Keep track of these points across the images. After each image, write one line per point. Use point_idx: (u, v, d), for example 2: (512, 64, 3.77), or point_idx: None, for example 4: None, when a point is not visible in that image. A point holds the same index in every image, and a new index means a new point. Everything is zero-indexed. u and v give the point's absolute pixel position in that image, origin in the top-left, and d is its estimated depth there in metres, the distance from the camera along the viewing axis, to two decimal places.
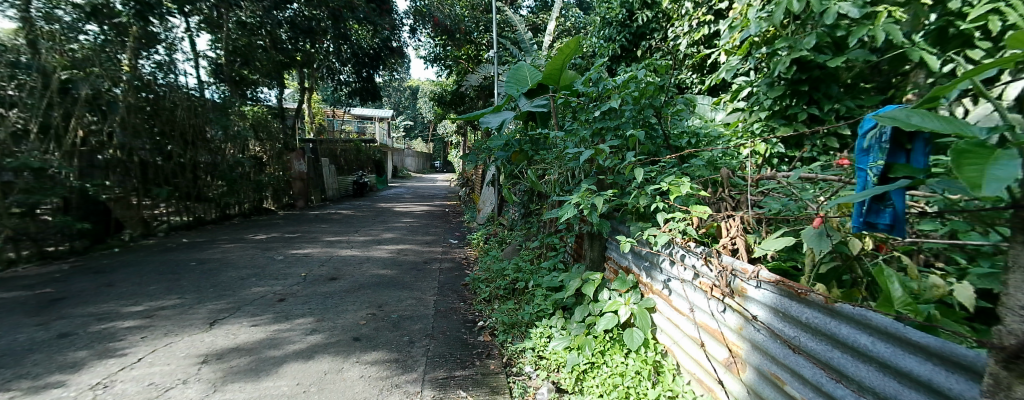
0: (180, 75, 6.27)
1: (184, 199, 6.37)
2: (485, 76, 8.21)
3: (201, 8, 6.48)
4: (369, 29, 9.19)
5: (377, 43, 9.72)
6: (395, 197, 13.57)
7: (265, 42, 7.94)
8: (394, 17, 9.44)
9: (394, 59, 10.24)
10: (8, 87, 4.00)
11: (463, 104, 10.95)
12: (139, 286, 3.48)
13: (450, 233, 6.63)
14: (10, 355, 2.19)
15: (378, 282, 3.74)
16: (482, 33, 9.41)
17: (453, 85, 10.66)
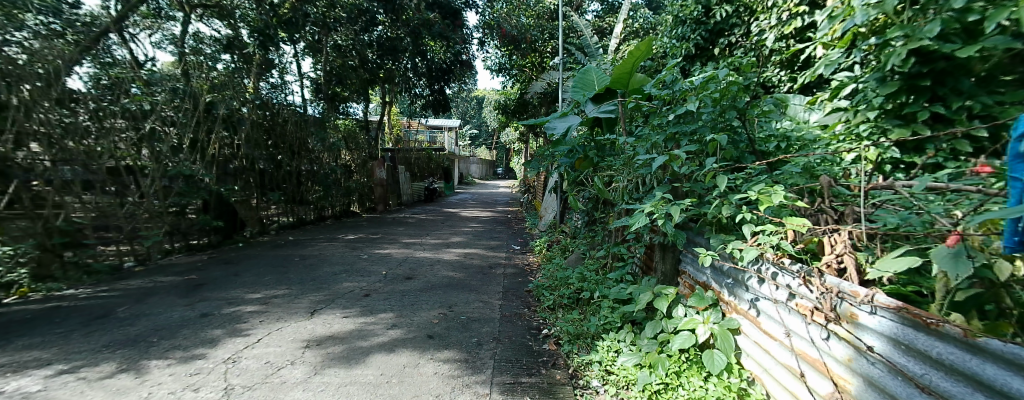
0: (289, 94, 7.30)
1: (290, 202, 7.33)
2: (550, 83, 8.23)
3: (305, 35, 7.56)
4: (443, 45, 9.58)
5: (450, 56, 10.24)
6: (462, 202, 14.18)
7: (354, 62, 8.86)
8: (465, 31, 9.91)
9: (463, 71, 10.76)
10: (170, 109, 4.81)
11: (526, 112, 11.09)
12: (255, 277, 4.08)
13: (513, 239, 6.75)
14: (168, 329, 2.70)
15: (448, 283, 3.95)
16: (547, 40, 9.39)
17: (517, 94, 10.89)
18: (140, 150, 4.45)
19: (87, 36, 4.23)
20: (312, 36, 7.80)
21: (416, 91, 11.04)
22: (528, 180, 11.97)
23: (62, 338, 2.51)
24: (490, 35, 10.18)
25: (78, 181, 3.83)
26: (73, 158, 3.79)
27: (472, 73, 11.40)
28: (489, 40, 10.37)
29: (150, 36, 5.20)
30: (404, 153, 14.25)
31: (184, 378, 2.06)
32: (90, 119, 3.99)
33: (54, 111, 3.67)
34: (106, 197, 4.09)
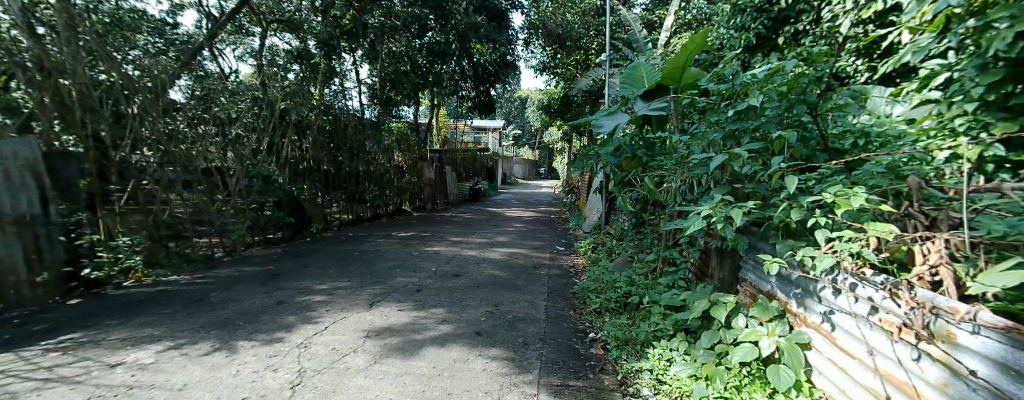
0: (349, 99, 7.82)
1: (349, 201, 7.86)
2: (595, 80, 8.07)
3: (363, 44, 8.06)
4: (490, 47, 9.84)
5: (496, 58, 10.39)
6: (507, 202, 14.36)
7: (407, 68, 9.29)
8: (511, 33, 10.00)
9: (509, 71, 10.89)
10: (251, 117, 5.38)
11: (570, 111, 11.11)
12: (321, 269, 4.43)
13: (558, 239, 6.71)
14: (251, 314, 3.02)
15: (494, 281, 4.03)
16: (593, 37, 9.31)
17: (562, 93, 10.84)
18: (226, 154, 5.01)
19: (186, 53, 4.83)
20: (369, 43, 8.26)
21: (462, 94, 11.39)
22: (572, 180, 11.88)
23: (167, 318, 2.89)
24: (535, 35, 10.16)
25: (179, 180, 4.38)
26: (175, 161, 4.33)
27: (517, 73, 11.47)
28: (535, 40, 10.37)
29: (235, 50, 5.81)
30: (451, 153, 14.66)
31: (265, 359, 2.29)
32: (189, 126, 4.55)
33: (161, 120, 4.21)
34: (199, 194, 4.63)
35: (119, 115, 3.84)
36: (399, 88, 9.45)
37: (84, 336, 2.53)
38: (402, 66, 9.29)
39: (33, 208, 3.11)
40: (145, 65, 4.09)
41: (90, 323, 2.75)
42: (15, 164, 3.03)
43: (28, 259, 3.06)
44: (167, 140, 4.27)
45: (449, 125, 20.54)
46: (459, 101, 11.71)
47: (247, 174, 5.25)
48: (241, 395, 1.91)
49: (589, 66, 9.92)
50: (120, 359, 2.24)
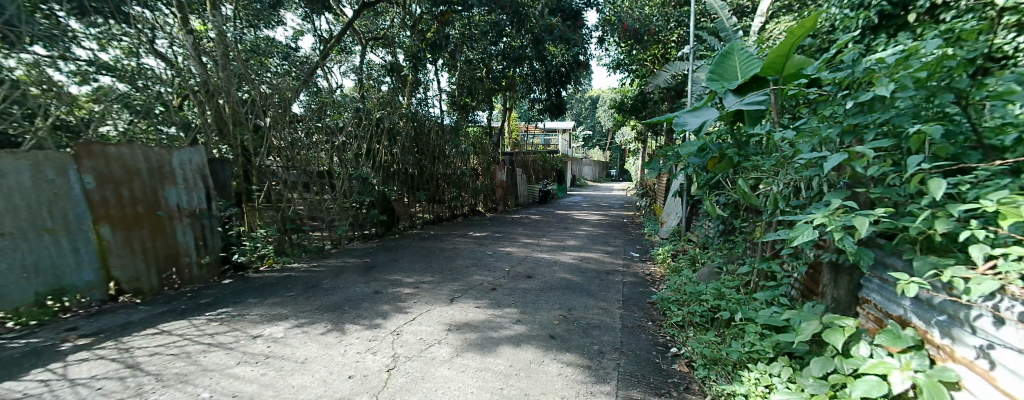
0: (432, 107, 8.38)
1: (431, 201, 8.40)
2: (677, 74, 7.58)
3: (444, 54, 8.54)
4: (563, 48, 9.70)
5: (569, 59, 9.99)
6: (577, 205, 14.18)
7: (482, 74, 9.65)
8: (585, 32, 9.79)
9: (582, 71, 10.64)
10: (356, 125, 6.07)
11: (646, 109, 10.60)
12: (407, 264, 4.81)
13: (632, 245, 6.43)
14: (353, 301, 3.40)
15: (566, 285, 4.01)
16: (673, 30, 8.58)
17: (638, 91, 10.36)
18: (335, 158, 5.69)
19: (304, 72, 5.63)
20: (450, 52, 8.72)
21: (534, 96, 11.44)
22: (648, 182, 11.32)
23: (289, 300, 3.38)
24: (609, 31, 9.78)
25: (301, 182, 5.10)
26: (296, 165, 5.05)
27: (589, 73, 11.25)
28: (610, 38, 10.06)
29: (341, 68, 6.62)
30: (522, 156, 14.86)
31: (365, 342, 2.57)
32: (307, 134, 5.28)
33: (287, 130, 4.94)
34: (315, 194, 5.34)
35: (256, 127, 4.60)
36: (474, 95, 9.76)
37: (231, 311, 3.07)
38: (478, 73, 9.67)
39: (201, 204, 3.87)
40: (278, 84, 4.86)
41: (235, 300, 3.32)
42: (191, 169, 3.78)
43: (197, 245, 3.82)
44: (290, 147, 5.00)
45: (520, 128, 20.78)
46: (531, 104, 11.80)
47: (350, 176, 5.91)
48: (347, 373, 2.16)
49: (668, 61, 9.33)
50: (257, 332, 2.68)
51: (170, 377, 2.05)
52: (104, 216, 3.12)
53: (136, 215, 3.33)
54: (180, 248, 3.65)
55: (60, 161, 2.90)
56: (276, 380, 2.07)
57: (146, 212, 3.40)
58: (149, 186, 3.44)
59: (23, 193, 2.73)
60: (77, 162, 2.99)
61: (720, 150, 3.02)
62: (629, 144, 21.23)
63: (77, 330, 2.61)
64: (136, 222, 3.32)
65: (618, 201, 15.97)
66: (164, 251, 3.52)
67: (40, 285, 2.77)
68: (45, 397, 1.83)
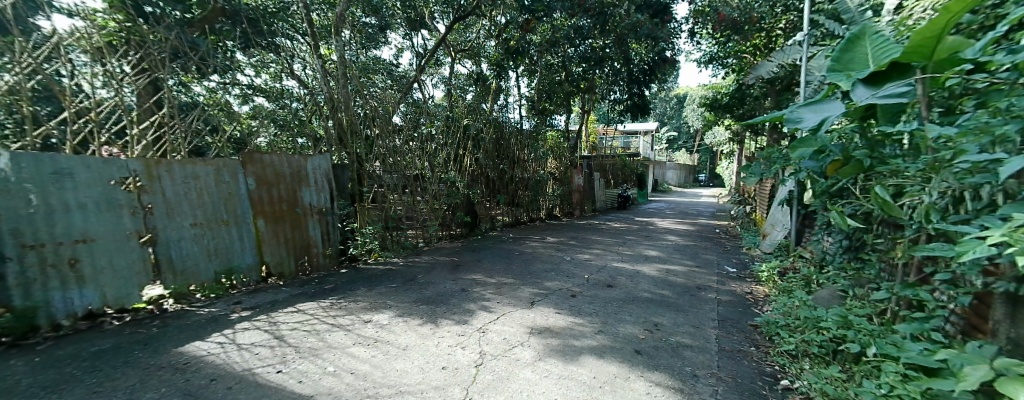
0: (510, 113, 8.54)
1: (510, 204, 8.62)
2: (785, 64, 6.80)
3: (524, 60, 8.69)
4: (649, 45, 8.75)
5: (654, 56, 9.22)
6: (661, 212, 13.36)
7: (562, 78, 9.60)
8: (671, 26, 8.93)
9: (665, 68, 9.71)
10: (445, 132, 6.45)
11: (742, 108, 9.43)
12: (489, 265, 5.00)
13: (725, 259, 5.86)
14: (442, 297, 3.65)
15: (651, 298, 3.80)
16: (780, 16, 7.52)
17: (734, 87, 9.36)
18: (428, 163, 6.10)
19: (401, 86, 6.21)
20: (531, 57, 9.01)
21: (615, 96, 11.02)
22: (746, 189, 10.20)
23: (390, 291, 3.75)
24: (702, 23, 8.82)
25: (400, 185, 5.58)
26: (397, 169, 5.52)
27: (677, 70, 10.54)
28: (700, 31, 9.29)
29: (433, 80, 7.16)
30: (600, 159, 14.47)
31: (456, 337, 2.74)
32: (405, 142, 5.71)
33: (390, 138, 5.42)
34: (411, 196, 5.80)
35: (365, 137, 5.13)
36: (553, 99, 10.11)
37: (345, 297, 3.51)
38: (558, 77, 9.68)
39: (326, 203, 4.49)
40: (384, 97, 5.35)
41: (348, 288, 3.79)
42: (320, 173, 4.41)
43: (323, 238, 4.44)
44: (393, 153, 5.46)
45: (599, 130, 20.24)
46: (613, 107, 11.43)
47: (439, 180, 6.29)
48: (440, 364, 2.33)
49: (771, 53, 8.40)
50: (366, 318, 3.02)
51: (304, 350, 2.41)
52: (260, 212, 3.81)
53: (281, 211, 4.01)
54: (311, 240, 4.29)
55: (233, 167, 3.59)
56: (383, 362, 2.31)
57: (289, 209, 4.07)
58: (291, 188, 4.09)
59: (209, 192, 3.42)
60: (243, 167, 3.68)
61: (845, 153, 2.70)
62: (722, 146, 19.41)
63: (240, 303, 3.22)
64: (281, 217, 3.99)
65: (707, 209, 14.71)
66: (301, 242, 4.17)
67: (219, 266, 3.46)
68: (221, 356, 2.28)
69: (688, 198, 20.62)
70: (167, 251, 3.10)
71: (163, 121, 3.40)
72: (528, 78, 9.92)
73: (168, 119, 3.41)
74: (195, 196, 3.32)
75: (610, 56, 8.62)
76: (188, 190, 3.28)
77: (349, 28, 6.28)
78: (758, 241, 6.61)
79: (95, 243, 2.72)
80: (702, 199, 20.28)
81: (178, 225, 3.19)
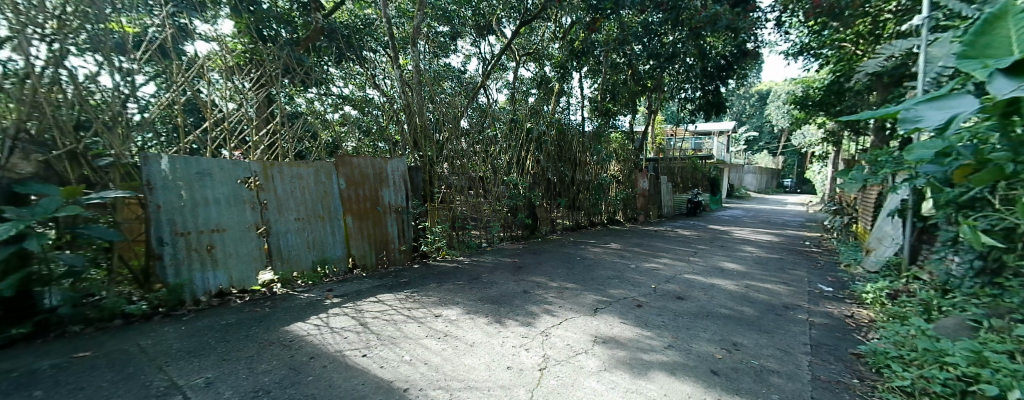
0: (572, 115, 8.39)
1: (571, 208, 8.53)
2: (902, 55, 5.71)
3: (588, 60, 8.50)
4: (730, 36, 8.03)
5: (732, 49, 8.66)
6: (738, 220, 12.30)
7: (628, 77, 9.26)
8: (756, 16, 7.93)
9: (747, 62, 8.88)
10: (509, 136, 6.56)
11: (842, 103, 8.37)
12: (552, 269, 4.99)
13: (817, 276, 5.22)
14: (506, 297, 3.72)
15: (728, 315, 3.52)
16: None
17: (831, 81, 8.28)
18: (492, 165, 6.24)
19: (468, 90, 6.43)
20: (596, 58, 8.88)
21: (685, 95, 10.29)
22: (844, 197, 8.97)
23: (457, 288, 3.91)
24: (792, 10, 7.84)
25: (467, 186, 5.78)
26: (464, 171, 5.72)
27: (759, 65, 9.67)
28: (791, 19, 8.28)
29: (497, 83, 7.31)
30: (668, 162, 13.71)
31: (520, 338, 2.78)
32: (471, 145, 5.90)
33: (458, 141, 5.64)
34: (477, 197, 5.98)
35: (436, 141, 5.43)
36: (618, 99, 9.85)
37: (418, 291, 3.74)
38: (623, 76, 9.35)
39: (403, 202, 4.82)
40: (453, 103, 5.58)
41: (421, 283, 4.04)
42: (398, 174, 4.74)
43: (399, 235, 4.78)
44: (459, 156, 5.65)
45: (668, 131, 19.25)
46: (683, 106, 10.80)
47: (502, 182, 6.39)
48: (505, 363, 2.38)
49: (879, 40, 7.24)
50: (437, 312, 3.20)
51: (384, 338, 2.62)
52: (349, 210, 4.20)
53: (366, 209, 4.38)
54: (389, 236, 4.64)
55: (328, 169, 4.01)
56: (453, 357, 2.43)
57: (372, 207, 4.44)
58: (373, 188, 4.46)
59: (310, 191, 3.86)
60: (336, 169, 4.10)
61: (978, 156, 2.25)
62: (813, 148, 17.36)
63: (332, 291, 3.58)
64: (365, 214, 4.37)
65: (794, 218, 13.23)
66: (380, 238, 4.52)
67: (316, 257, 3.90)
68: (317, 337, 2.56)
69: (771, 206, 18.71)
70: (277, 242, 3.57)
71: (276, 128, 3.91)
72: (592, 79, 9.74)
73: (279, 127, 3.91)
74: (299, 194, 3.77)
75: (682, 51, 7.95)
76: (295, 189, 3.74)
77: (423, 39, 6.73)
78: (861, 258, 5.75)
79: (225, 232, 3.23)
80: (787, 206, 18.29)
81: (286, 219, 3.65)
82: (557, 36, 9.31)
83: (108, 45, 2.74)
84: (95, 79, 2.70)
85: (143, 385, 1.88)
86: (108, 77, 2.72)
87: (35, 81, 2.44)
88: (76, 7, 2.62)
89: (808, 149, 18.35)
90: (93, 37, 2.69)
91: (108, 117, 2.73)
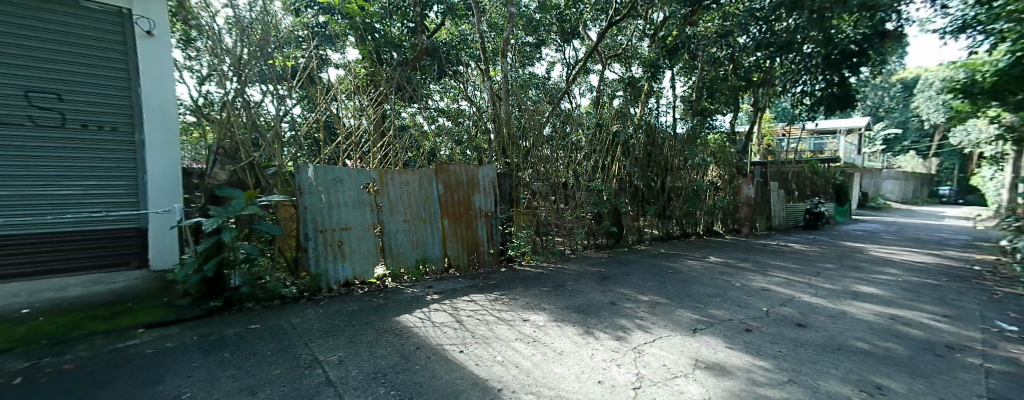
0: (663, 116, 7.91)
1: (661, 217, 8.02)
2: None
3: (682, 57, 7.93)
4: (866, 16, 6.74)
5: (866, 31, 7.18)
6: (873, 236, 10.32)
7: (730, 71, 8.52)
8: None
9: (887, 45, 7.41)
10: (596, 141, 6.42)
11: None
12: (641, 281, 4.75)
13: (994, 310, 4.13)
14: (593, 307, 3.66)
15: (866, 351, 2.96)
16: None
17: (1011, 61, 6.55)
18: (578, 171, 6.16)
19: (552, 95, 6.47)
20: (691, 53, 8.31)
21: (800, 89, 9.01)
22: None
23: (543, 295, 3.96)
24: None
25: (552, 192, 5.81)
26: (549, 177, 5.74)
27: (904, 47, 8.05)
28: None
29: (582, 87, 7.26)
30: (779, 167, 12.10)
31: (609, 352, 2.70)
32: (558, 151, 5.89)
33: (544, 147, 5.68)
34: (563, 203, 5.97)
35: (523, 147, 5.56)
36: (715, 97, 9.05)
37: (507, 294, 3.86)
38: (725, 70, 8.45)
39: (492, 207, 5.03)
40: (539, 109, 5.67)
41: (509, 286, 4.17)
42: (488, 180, 4.95)
43: (488, 239, 4.99)
44: (544, 162, 5.66)
45: (779, 131, 16.98)
46: (797, 102, 9.48)
47: (586, 188, 6.25)
48: (596, 377, 2.32)
49: None
50: (525, 316, 3.27)
51: (479, 337, 2.78)
52: (446, 213, 4.53)
53: (460, 213, 4.67)
54: (479, 239, 4.88)
55: (429, 176, 4.37)
56: (544, 363, 2.46)
57: (465, 211, 4.72)
58: (466, 193, 4.73)
59: (415, 196, 4.25)
60: (436, 176, 4.44)
61: None
62: (984, 146, 13.84)
63: (432, 288, 3.90)
64: (459, 218, 4.66)
65: (954, 235, 10.67)
66: (471, 240, 4.79)
67: (419, 255, 4.27)
68: (422, 329, 2.82)
69: (920, 219, 15.30)
70: (388, 241, 4.01)
71: (389, 140, 4.42)
72: (686, 76, 9.08)
73: (391, 139, 4.42)
74: (407, 198, 4.18)
75: (800, 38, 6.97)
76: (404, 193, 4.15)
77: (511, 49, 7.01)
78: None
79: (350, 230, 3.73)
80: (945, 221, 14.79)
81: (396, 221, 4.07)
82: (647, 33, 8.85)
83: (272, 76, 3.41)
84: (262, 104, 3.35)
85: (294, 356, 2.26)
86: (270, 102, 3.37)
87: (225, 109, 3.16)
88: (251, 49, 3.29)
89: (978, 147, 14.65)
90: (261, 71, 3.35)
91: (271, 135, 3.38)
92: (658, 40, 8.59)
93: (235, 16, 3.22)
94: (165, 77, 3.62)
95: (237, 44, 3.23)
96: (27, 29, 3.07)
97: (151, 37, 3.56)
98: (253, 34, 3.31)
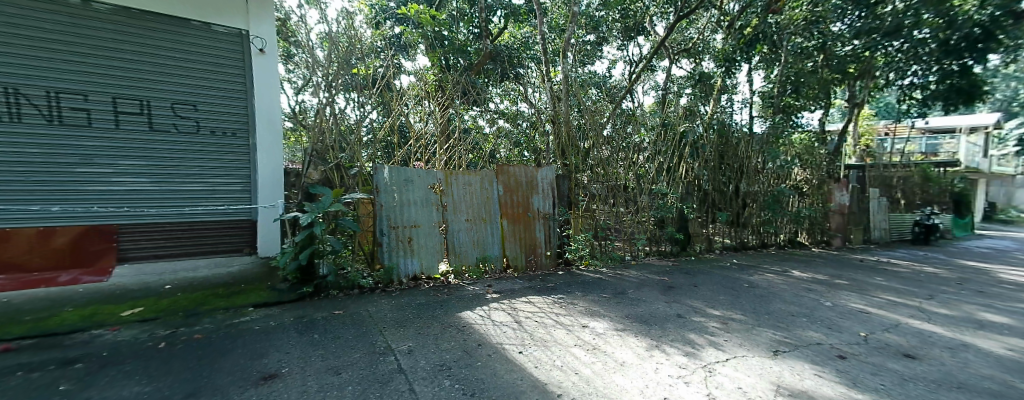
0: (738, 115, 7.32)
1: (733, 224, 7.43)
2: None
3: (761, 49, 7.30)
4: None
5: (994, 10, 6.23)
6: (1007, 255, 8.62)
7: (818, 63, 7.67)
8: None
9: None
10: (662, 141, 6.12)
11: None
12: (711, 293, 4.44)
13: None
14: (658, 319, 3.50)
15: (999, 394, 2.48)
16: None
17: None
18: (640, 174, 5.93)
19: (614, 94, 6.30)
20: (771, 45, 7.59)
21: (909, 81, 7.84)
22: None
23: (603, 301, 3.87)
24: None
25: (613, 196, 5.64)
26: (609, 180, 5.59)
27: None
28: None
29: (646, 86, 7.00)
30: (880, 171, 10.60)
31: (677, 368, 2.57)
32: (619, 152, 5.72)
33: (604, 148, 5.54)
34: (624, 207, 5.78)
35: (582, 149, 5.47)
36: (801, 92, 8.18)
37: (566, 298, 3.83)
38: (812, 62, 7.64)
39: (551, 209, 5.02)
40: (600, 109, 5.56)
41: (567, 290, 4.13)
42: (547, 182, 4.95)
43: (546, 241, 4.99)
44: (605, 163, 5.53)
45: (879, 129, 14.85)
46: (904, 96, 8.23)
47: (648, 191, 5.99)
48: (662, 393, 2.22)
49: None
50: (585, 322, 3.22)
51: (538, 339, 2.79)
52: (506, 214, 4.61)
53: (519, 214, 4.72)
54: (537, 241, 4.90)
55: (489, 176, 4.48)
56: (606, 373, 2.41)
57: (524, 213, 4.76)
58: (525, 194, 4.77)
59: (476, 196, 4.38)
60: (496, 177, 4.55)
61: None
62: None
63: (492, 287, 4.00)
64: (518, 219, 4.72)
65: None
66: (529, 242, 4.82)
67: (479, 255, 4.39)
68: (482, 327, 2.91)
69: None
70: (451, 239, 4.18)
71: (454, 143, 4.62)
72: (765, 70, 8.32)
73: (456, 142, 4.62)
74: (469, 198, 4.32)
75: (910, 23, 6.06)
76: (466, 194, 4.31)
77: (573, 49, 6.94)
78: None
79: (418, 228, 3.95)
80: None
81: (459, 220, 4.24)
82: (722, 25, 8.25)
83: (355, 84, 3.74)
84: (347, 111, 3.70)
85: (370, 343, 2.45)
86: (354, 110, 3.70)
87: (318, 116, 3.54)
88: (337, 60, 3.63)
89: None
90: (348, 81, 3.70)
91: (354, 138, 3.71)
92: (734, 32, 7.97)
93: (326, 32, 3.59)
94: (273, 88, 4.17)
95: (326, 56, 3.59)
96: (175, 52, 3.71)
97: (263, 54, 4.13)
98: (340, 47, 3.65)
